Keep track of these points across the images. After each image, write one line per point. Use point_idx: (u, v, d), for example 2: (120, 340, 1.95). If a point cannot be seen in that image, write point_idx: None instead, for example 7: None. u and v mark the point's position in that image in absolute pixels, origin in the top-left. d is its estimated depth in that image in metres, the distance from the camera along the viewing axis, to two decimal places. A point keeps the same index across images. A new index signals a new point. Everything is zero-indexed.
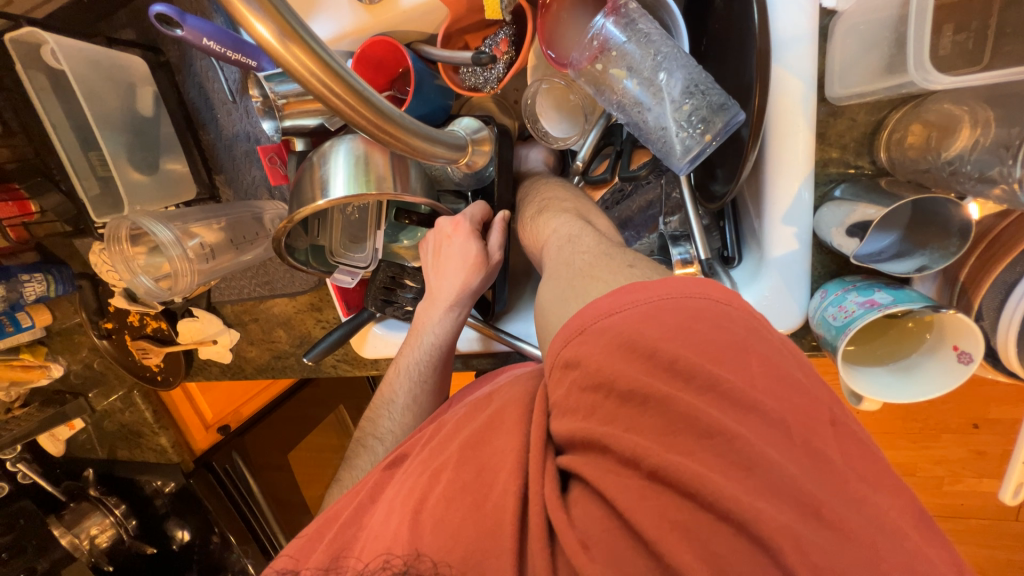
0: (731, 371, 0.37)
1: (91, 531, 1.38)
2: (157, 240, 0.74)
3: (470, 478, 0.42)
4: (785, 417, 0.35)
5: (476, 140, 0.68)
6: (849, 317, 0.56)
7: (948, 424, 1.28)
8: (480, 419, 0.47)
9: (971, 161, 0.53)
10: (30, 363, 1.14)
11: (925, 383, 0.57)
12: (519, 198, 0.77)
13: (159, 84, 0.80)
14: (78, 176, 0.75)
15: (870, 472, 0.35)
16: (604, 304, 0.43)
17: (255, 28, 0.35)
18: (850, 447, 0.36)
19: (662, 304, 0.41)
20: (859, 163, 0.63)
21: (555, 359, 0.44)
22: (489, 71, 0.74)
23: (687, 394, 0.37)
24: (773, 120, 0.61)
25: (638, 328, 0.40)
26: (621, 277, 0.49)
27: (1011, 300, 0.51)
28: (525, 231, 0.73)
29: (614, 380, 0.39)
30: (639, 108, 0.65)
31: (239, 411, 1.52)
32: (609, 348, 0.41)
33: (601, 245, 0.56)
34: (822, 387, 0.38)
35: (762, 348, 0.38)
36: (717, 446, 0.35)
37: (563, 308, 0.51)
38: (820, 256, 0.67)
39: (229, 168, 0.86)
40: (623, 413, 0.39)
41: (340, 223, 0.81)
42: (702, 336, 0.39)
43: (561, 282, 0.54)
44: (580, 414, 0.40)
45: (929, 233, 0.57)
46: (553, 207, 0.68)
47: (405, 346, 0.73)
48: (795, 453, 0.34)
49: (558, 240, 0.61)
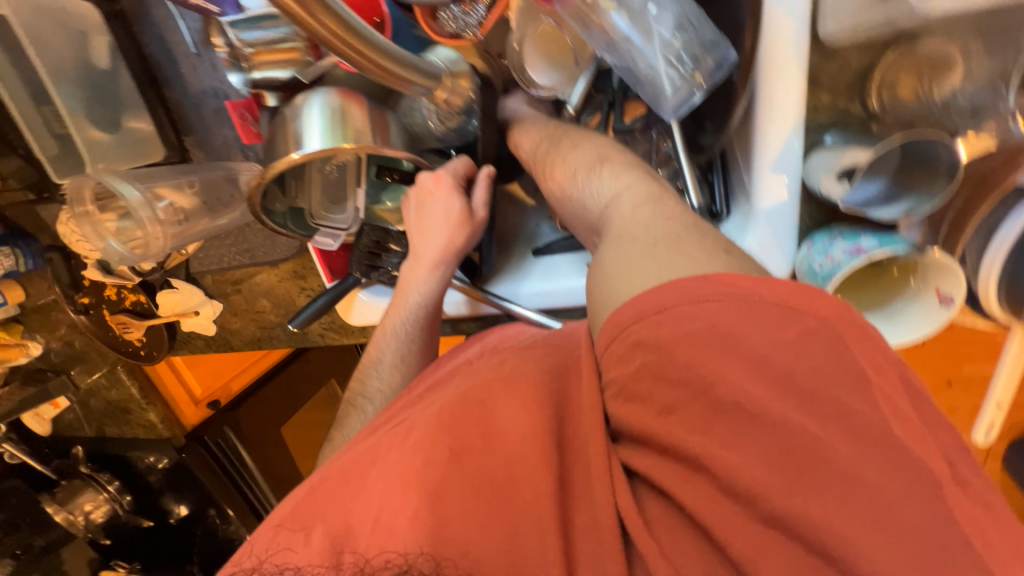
0: (810, 371, 0.41)
1: (85, 507, 1.38)
2: (125, 201, 0.72)
3: (499, 469, 0.47)
4: (864, 410, 0.39)
5: (454, 73, 0.66)
6: (833, 263, 0.57)
7: None
8: (496, 404, 0.52)
9: (965, 95, 0.55)
10: (7, 342, 1.11)
11: (910, 325, 0.58)
12: (557, 142, 0.72)
13: (115, 35, 0.73)
14: (34, 133, 0.73)
15: (847, 402, 0.40)
16: (688, 289, 0.46)
17: None
18: (911, 433, 0.40)
19: (744, 300, 0.44)
20: (849, 106, 0.61)
21: (621, 335, 0.48)
22: (470, 14, 0.70)
23: (762, 388, 0.41)
24: (765, 61, 0.59)
25: (740, 326, 0.43)
26: (717, 262, 0.49)
27: (993, 243, 0.53)
28: (569, 181, 0.68)
29: (706, 383, 0.43)
30: (632, 51, 0.63)
31: (229, 386, 1.50)
32: (692, 342, 0.44)
33: (686, 215, 0.56)
34: (803, 335, 0.42)
35: (832, 341, 0.42)
36: (746, 410, 0.41)
37: (638, 278, 0.50)
38: (809, 207, 0.66)
39: (199, 128, 0.81)
40: (715, 418, 0.42)
41: (319, 182, 0.76)
42: (785, 337, 0.42)
43: (633, 247, 0.53)
44: (662, 406, 0.45)
45: (917, 177, 0.57)
46: (615, 162, 0.66)
47: (390, 308, 0.72)
48: (847, 433, 0.39)
49: (633, 198, 0.60)
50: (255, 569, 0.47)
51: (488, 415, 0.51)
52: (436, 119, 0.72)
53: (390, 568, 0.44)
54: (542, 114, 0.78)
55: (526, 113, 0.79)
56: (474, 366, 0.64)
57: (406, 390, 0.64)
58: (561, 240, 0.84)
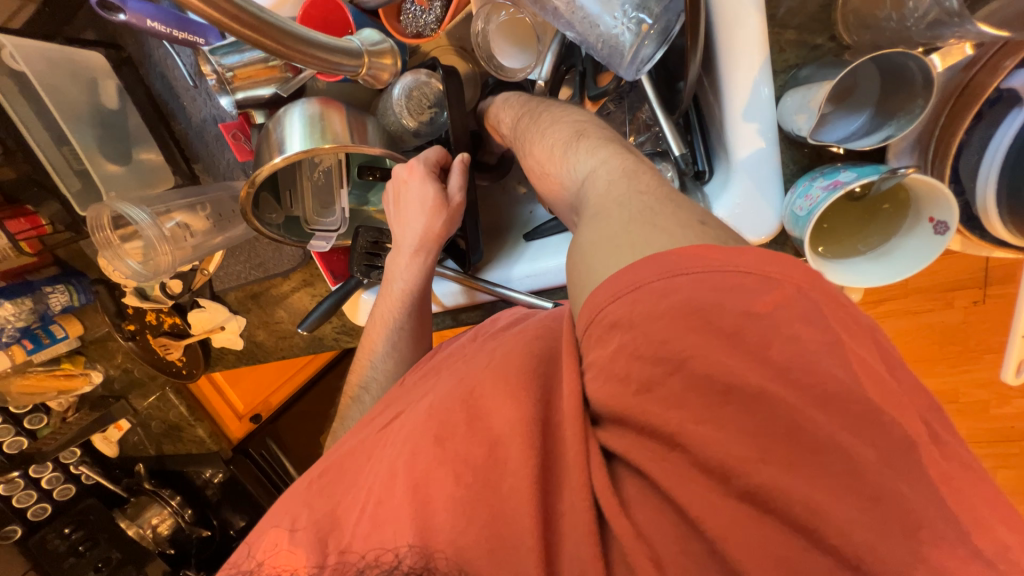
0: (783, 343, 0.36)
1: (152, 521, 1.46)
2: (136, 225, 0.79)
3: (483, 454, 0.41)
4: (837, 374, 0.35)
5: (374, 52, 0.66)
6: (812, 203, 0.54)
7: (991, 344, 1.18)
8: (484, 385, 0.45)
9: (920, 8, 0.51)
10: (72, 372, 1.14)
11: (903, 262, 0.55)
12: (537, 117, 0.67)
13: (124, 79, 0.82)
14: (58, 172, 0.81)
15: (818, 343, 0.36)
16: (665, 262, 0.40)
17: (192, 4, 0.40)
18: (886, 396, 0.36)
19: (720, 272, 0.39)
20: (817, 40, 0.59)
21: (598, 317, 0.42)
22: (429, 13, 0.73)
23: (734, 359, 0.36)
24: (718, 6, 0.58)
25: (713, 298, 0.38)
26: (691, 234, 0.43)
27: (985, 161, 0.52)
28: (549, 159, 0.62)
29: (684, 359, 0.37)
30: (587, 18, 0.60)
31: (268, 401, 1.62)
32: (664, 319, 0.38)
33: (663, 188, 0.49)
34: (767, 270, 0.39)
35: (804, 305, 0.37)
36: (715, 370, 0.36)
37: (614, 257, 0.44)
38: (792, 152, 0.63)
39: (204, 154, 0.88)
40: (689, 397, 0.37)
41: (310, 189, 0.81)
42: (765, 308, 0.37)
43: (609, 225, 0.47)
44: (639, 384, 0.39)
45: (899, 100, 0.53)
46: (592, 136, 0.59)
47: (381, 298, 0.75)
48: (812, 397, 0.35)
49: (608, 172, 0.53)
50: (255, 572, 0.44)
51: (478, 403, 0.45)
52: (409, 114, 0.77)
53: (379, 566, 0.40)
54: (524, 95, 0.74)
55: (502, 99, 0.76)
56: (467, 352, 0.58)
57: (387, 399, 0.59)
58: (551, 221, 0.83)
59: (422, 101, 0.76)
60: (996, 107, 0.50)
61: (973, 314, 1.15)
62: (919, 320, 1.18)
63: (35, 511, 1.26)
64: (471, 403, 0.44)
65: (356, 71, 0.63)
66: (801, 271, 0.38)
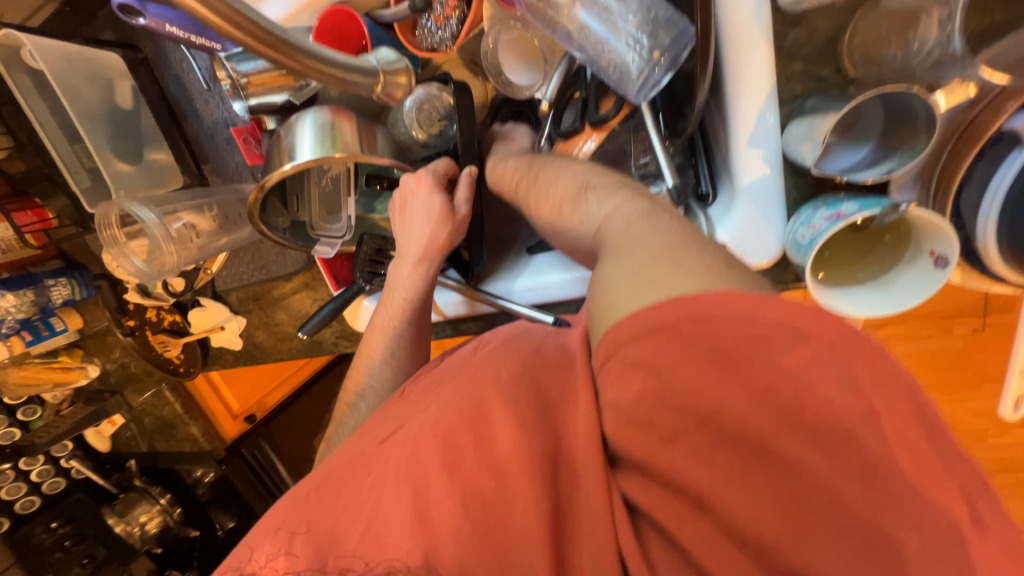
0: (820, 407, 0.34)
1: (141, 518, 1.42)
2: (143, 224, 0.80)
3: (491, 483, 0.42)
4: (873, 446, 0.33)
5: (390, 72, 0.66)
6: (814, 232, 0.55)
7: (989, 372, 1.19)
8: (492, 408, 0.45)
9: (925, 48, 0.52)
10: (69, 366, 1.13)
11: (903, 294, 0.56)
12: (534, 181, 0.65)
13: (139, 79, 0.84)
14: (69, 170, 0.81)
15: (838, 392, 0.35)
16: (684, 303, 0.39)
17: None
18: (927, 462, 0.34)
19: (747, 320, 0.37)
20: (823, 73, 0.60)
21: (617, 354, 0.41)
22: (444, 29, 0.75)
23: (763, 416, 0.35)
24: (727, 35, 0.59)
25: (748, 350, 0.36)
26: (717, 277, 0.40)
27: (985, 202, 0.52)
28: (557, 215, 0.60)
29: (714, 414, 0.36)
30: (598, 43, 0.62)
31: (263, 402, 1.60)
32: (692, 365, 0.37)
33: (680, 226, 0.48)
34: (795, 310, 0.37)
35: (839, 364, 0.34)
36: (739, 415, 0.36)
37: (635, 289, 0.42)
38: (796, 180, 0.64)
39: (213, 155, 0.89)
40: (718, 451, 0.36)
41: (318, 196, 0.82)
42: (801, 362, 0.35)
43: (629, 262, 0.44)
44: (664, 433, 0.38)
45: (902, 135, 0.54)
46: (599, 185, 0.57)
47: (381, 306, 0.75)
48: (839, 462, 0.34)
49: (625, 216, 0.50)
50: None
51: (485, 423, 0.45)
52: (419, 126, 0.78)
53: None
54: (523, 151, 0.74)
55: (495, 161, 0.75)
56: (469, 367, 0.58)
57: (390, 414, 0.59)
58: None
59: (432, 114, 0.77)
60: (998, 145, 0.51)
61: (971, 341, 1.15)
62: (919, 346, 1.18)
63: (23, 503, 1.25)
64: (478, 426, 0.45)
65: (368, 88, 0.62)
66: (834, 322, 0.36)
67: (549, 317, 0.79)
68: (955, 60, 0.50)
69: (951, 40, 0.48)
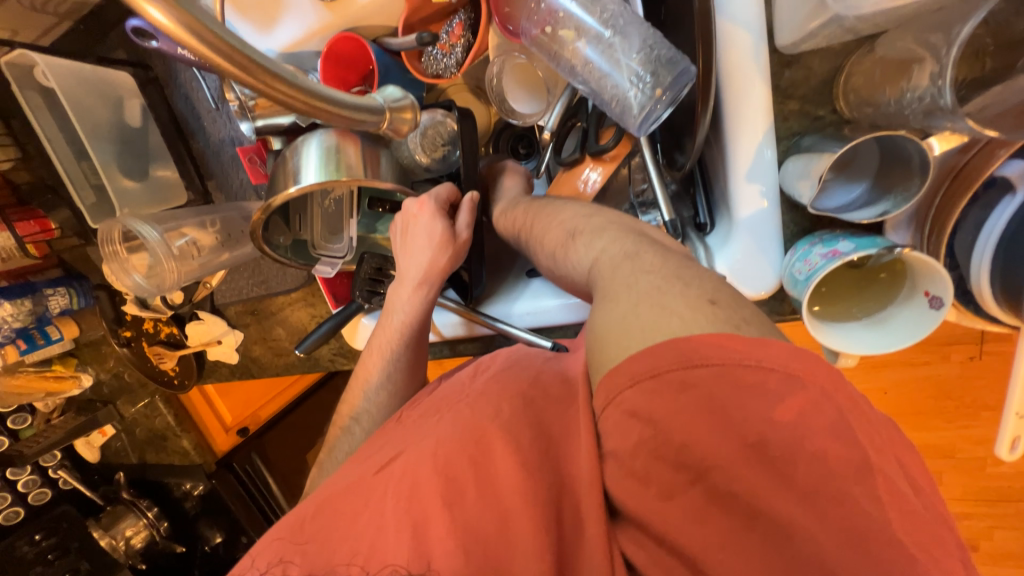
0: (809, 463, 0.35)
1: (127, 532, 1.37)
2: (145, 241, 0.81)
3: (493, 524, 0.42)
4: (860, 502, 0.35)
5: (395, 108, 0.55)
6: (811, 269, 0.56)
7: (986, 401, 1.18)
8: (493, 443, 0.46)
9: (913, 95, 0.53)
10: (61, 374, 1.13)
11: (900, 332, 0.56)
12: (531, 228, 0.68)
13: (148, 97, 0.86)
14: (74, 186, 0.82)
15: (832, 445, 0.36)
16: (683, 349, 0.40)
17: (149, 12, 0.33)
18: (908, 513, 0.35)
19: (740, 366, 0.38)
20: (820, 112, 0.62)
21: (615, 401, 0.41)
22: (449, 57, 0.76)
23: (755, 473, 0.36)
24: (726, 74, 0.60)
25: (736, 400, 0.38)
26: (702, 318, 0.42)
27: (978, 246, 0.53)
28: (551, 262, 0.63)
29: (707, 470, 0.37)
30: (601, 76, 0.64)
31: (257, 414, 1.56)
32: (687, 415, 0.38)
33: (670, 264, 0.49)
34: (784, 359, 0.38)
35: (828, 411, 0.36)
36: (732, 466, 0.37)
37: (623, 339, 0.43)
38: (793, 215, 0.65)
39: (219, 172, 0.91)
40: (712, 512, 0.37)
41: (320, 215, 0.83)
42: (787, 416, 0.36)
43: (617, 305, 0.46)
44: (661, 488, 0.39)
45: (897, 176, 0.56)
46: (585, 231, 0.59)
47: (379, 328, 0.76)
48: (835, 530, 0.35)
49: (610, 260, 0.53)
50: None
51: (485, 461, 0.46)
52: (423, 151, 0.80)
53: None
54: (521, 197, 0.76)
55: (501, 208, 0.76)
56: (468, 393, 0.58)
57: (385, 444, 0.58)
58: None
59: (436, 139, 0.79)
60: (990, 190, 0.53)
61: (970, 368, 1.15)
62: (914, 371, 1.19)
63: (7, 515, 1.21)
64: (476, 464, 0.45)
65: (378, 126, 0.54)
66: (828, 371, 0.37)
67: (547, 341, 0.80)
68: (944, 112, 0.49)
69: (942, 93, 0.48)
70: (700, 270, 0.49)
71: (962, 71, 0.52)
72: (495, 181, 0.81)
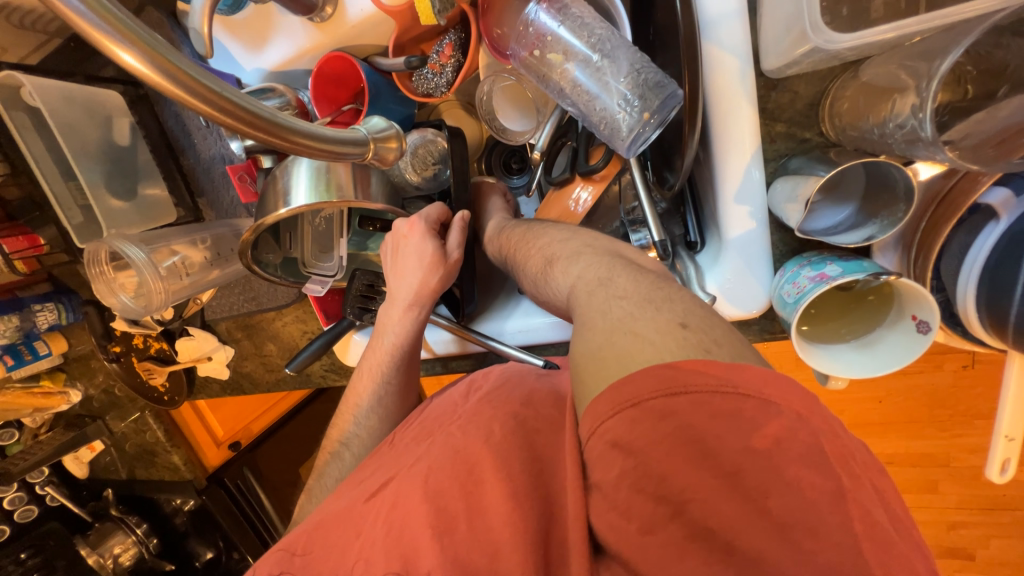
0: (785, 494, 0.35)
1: (115, 550, 1.32)
2: (131, 261, 0.79)
3: (478, 559, 0.41)
4: (838, 536, 0.34)
5: (380, 138, 0.54)
6: (800, 292, 0.56)
7: (980, 410, 1.19)
8: (481, 471, 0.45)
9: (894, 120, 0.53)
10: (50, 390, 1.11)
11: (887, 357, 0.57)
12: (514, 252, 0.68)
13: (138, 115, 0.86)
14: (61, 206, 0.81)
15: (812, 476, 0.35)
16: (663, 376, 0.39)
17: (121, 58, 0.34)
18: (892, 547, 0.34)
19: (717, 394, 0.38)
20: (807, 135, 0.63)
21: (599, 430, 0.40)
22: (439, 76, 0.75)
23: (733, 506, 0.36)
24: (713, 96, 0.61)
25: (713, 429, 0.37)
26: (673, 343, 0.42)
27: (964, 271, 0.53)
28: (534, 287, 0.64)
29: (687, 503, 0.37)
30: (590, 98, 0.64)
31: (250, 427, 1.52)
32: (666, 445, 0.38)
33: (643, 288, 0.49)
34: (763, 386, 0.38)
35: (805, 439, 0.36)
36: (713, 501, 0.36)
37: (602, 369, 0.43)
38: (780, 234, 0.66)
39: (209, 190, 0.91)
40: (690, 547, 0.36)
41: (310, 233, 0.83)
42: (764, 446, 0.36)
43: (594, 333, 0.47)
44: (642, 523, 0.38)
45: (882, 202, 0.56)
46: (562, 256, 0.60)
47: (369, 349, 0.75)
48: (816, 567, 0.34)
49: (585, 286, 0.53)
50: None
51: (472, 493, 0.45)
52: (413, 169, 0.79)
53: None
54: (509, 221, 0.75)
55: (495, 224, 0.76)
56: (456, 416, 0.57)
57: (375, 472, 0.57)
58: None
59: (427, 158, 0.79)
60: (974, 215, 0.53)
61: (964, 377, 1.17)
62: (909, 380, 1.19)
63: None
64: (464, 497, 0.45)
65: (364, 156, 0.52)
66: (801, 394, 0.38)
67: (539, 359, 0.79)
68: (926, 142, 0.50)
69: (922, 125, 0.49)
70: (672, 289, 0.50)
71: (945, 96, 0.53)
72: (484, 200, 0.81)
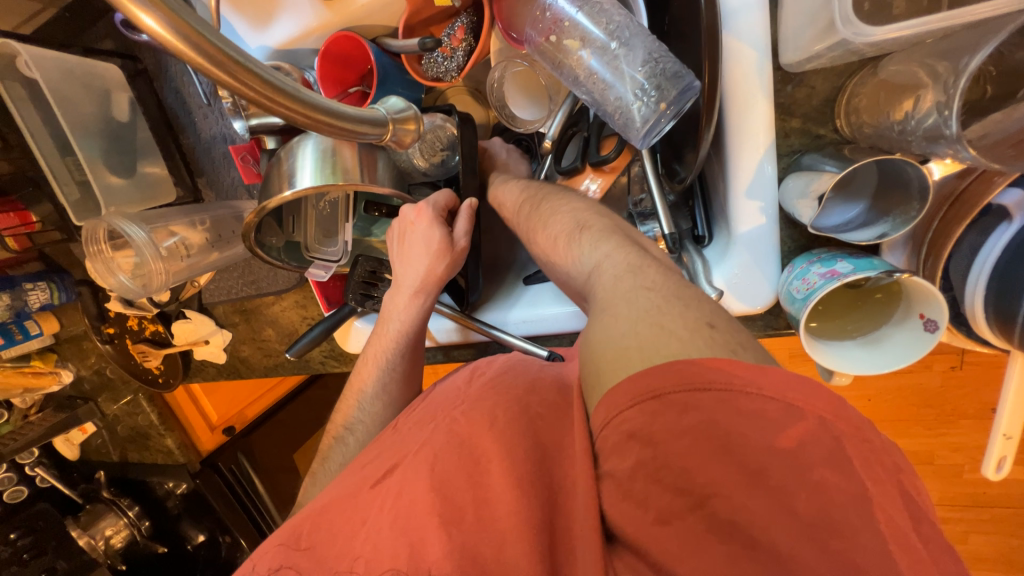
0: (807, 490, 0.35)
1: (106, 532, 1.31)
2: (131, 241, 0.77)
3: (487, 546, 0.41)
4: (863, 538, 0.34)
5: (397, 120, 0.53)
6: (810, 288, 0.56)
7: (966, 409, 1.21)
8: (488, 459, 0.46)
9: (916, 118, 0.53)
10: (41, 370, 1.10)
11: (892, 355, 0.57)
12: (539, 208, 0.66)
13: (137, 90, 0.84)
14: (59, 182, 0.80)
15: (831, 473, 0.36)
16: (685, 372, 0.39)
17: (143, 21, 0.32)
18: (918, 554, 0.34)
19: (742, 393, 0.38)
20: (823, 132, 0.63)
21: (615, 419, 0.41)
22: (450, 59, 0.74)
23: (754, 501, 0.36)
24: (730, 89, 0.60)
25: (737, 426, 0.37)
26: (699, 340, 0.42)
27: (973, 270, 0.54)
28: (550, 247, 0.63)
29: (707, 497, 0.37)
30: (605, 87, 0.64)
31: (244, 413, 1.50)
32: (687, 439, 0.38)
33: (670, 282, 0.49)
34: (785, 384, 0.38)
35: (827, 440, 0.37)
36: (732, 494, 0.36)
37: (621, 362, 0.43)
38: (790, 231, 0.66)
39: (209, 170, 0.89)
40: (709, 540, 0.36)
41: (314, 217, 0.81)
42: (785, 443, 0.36)
43: (618, 321, 0.46)
44: (659, 513, 0.38)
45: (894, 200, 0.56)
46: (594, 228, 0.59)
47: (373, 337, 0.75)
48: (837, 563, 0.34)
49: (614, 270, 0.53)
50: None
51: (480, 481, 0.45)
52: (422, 155, 0.78)
53: None
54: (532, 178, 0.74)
55: (515, 182, 0.73)
56: (462, 400, 0.57)
57: (380, 457, 0.57)
58: None
59: (435, 144, 0.77)
60: (986, 216, 0.54)
61: (950, 379, 1.19)
62: (899, 380, 1.22)
63: None
64: (470, 484, 0.45)
65: (378, 139, 0.52)
66: (827, 398, 0.37)
67: (543, 349, 0.78)
68: (949, 139, 0.50)
69: (947, 123, 0.49)
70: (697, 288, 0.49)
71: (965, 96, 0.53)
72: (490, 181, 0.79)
